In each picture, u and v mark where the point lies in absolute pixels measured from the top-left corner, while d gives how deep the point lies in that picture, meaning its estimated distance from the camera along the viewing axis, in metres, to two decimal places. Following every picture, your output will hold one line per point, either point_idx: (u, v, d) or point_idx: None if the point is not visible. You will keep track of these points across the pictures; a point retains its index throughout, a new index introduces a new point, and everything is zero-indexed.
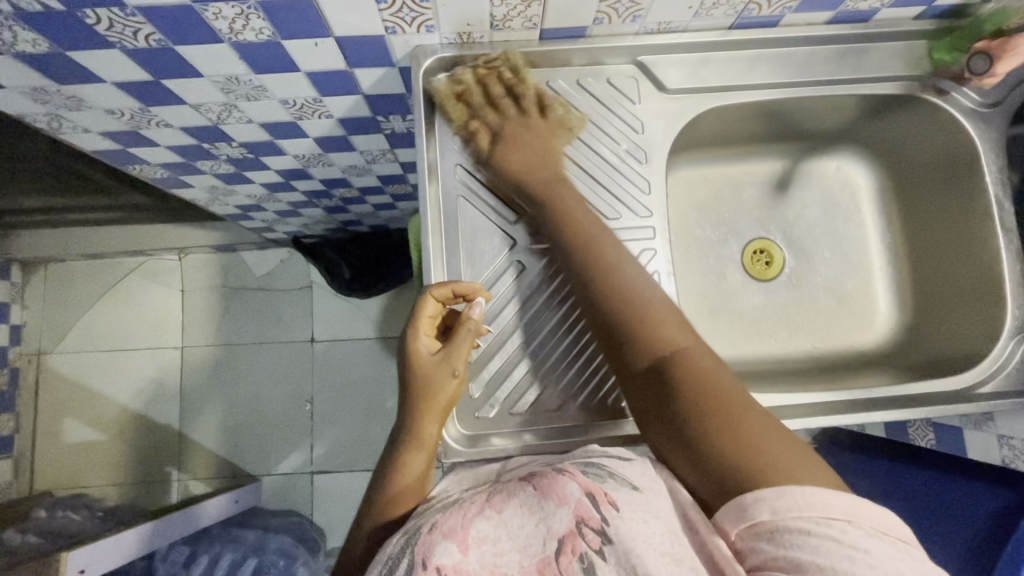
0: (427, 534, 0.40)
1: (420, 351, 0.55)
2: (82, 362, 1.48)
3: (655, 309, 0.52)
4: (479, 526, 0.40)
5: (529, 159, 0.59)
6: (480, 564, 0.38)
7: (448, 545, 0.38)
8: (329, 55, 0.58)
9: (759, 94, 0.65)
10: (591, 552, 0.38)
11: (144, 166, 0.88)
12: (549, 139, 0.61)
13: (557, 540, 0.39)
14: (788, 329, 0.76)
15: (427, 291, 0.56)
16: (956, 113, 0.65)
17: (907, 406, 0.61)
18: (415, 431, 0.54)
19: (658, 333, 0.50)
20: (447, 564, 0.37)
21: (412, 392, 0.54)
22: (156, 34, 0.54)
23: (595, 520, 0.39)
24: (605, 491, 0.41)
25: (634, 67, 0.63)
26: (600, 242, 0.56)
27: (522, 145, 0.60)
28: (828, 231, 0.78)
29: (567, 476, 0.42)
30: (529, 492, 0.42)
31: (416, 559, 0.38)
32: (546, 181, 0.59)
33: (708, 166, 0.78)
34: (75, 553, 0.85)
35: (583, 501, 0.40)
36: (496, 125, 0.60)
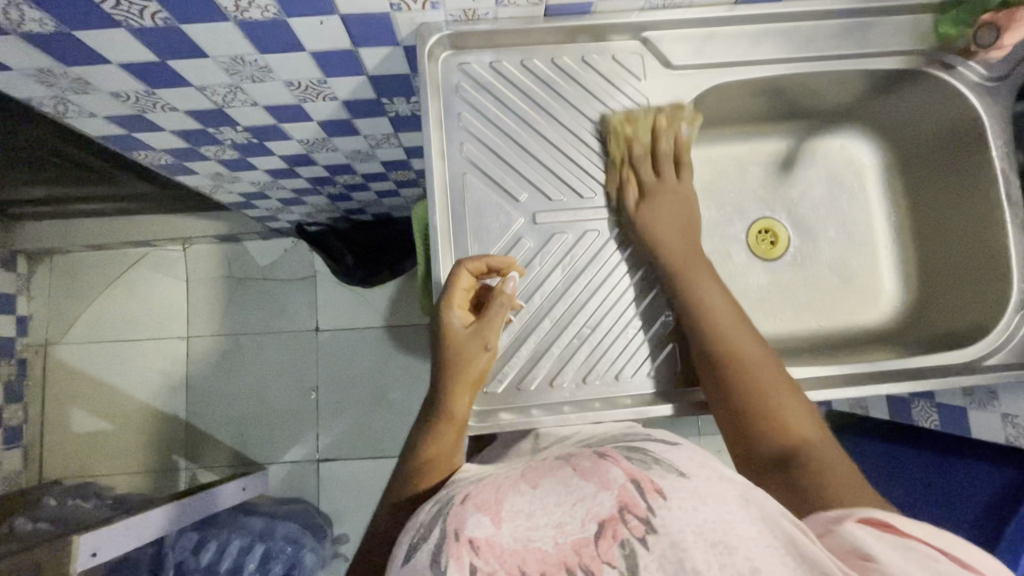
0: (461, 505, 0.42)
1: (455, 325, 0.56)
2: (89, 353, 1.49)
3: (786, 398, 0.53)
4: (514, 501, 0.40)
5: (668, 233, 0.60)
6: (513, 538, 0.38)
7: (481, 518, 0.39)
8: (334, 34, 0.58)
9: (764, 71, 0.65)
10: (633, 539, 0.36)
11: (150, 152, 0.89)
12: (687, 205, 0.63)
13: (596, 522, 0.37)
14: (793, 308, 0.76)
15: (460, 264, 0.57)
16: (962, 87, 0.65)
17: (913, 380, 0.61)
18: (448, 403, 0.55)
19: (787, 419, 0.51)
20: (479, 536, 0.38)
21: (446, 366, 0.55)
22: (162, 12, 0.54)
23: (639, 506, 0.37)
24: (652, 480, 0.39)
25: (639, 44, 0.63)
26: (737, 328, 0.57)
27: (666, 210, 0.61)
28: (832, 210, 0.78)
29: (611, 462, 0.42)
30: (568, 472, 0.42)
31: (449, 528, 0.40)
32: (682, 258, 0.60)
33: (712, 146, 0.78)
34: (88, 536, 0.86)
35: (626, 487, 0.38)
36: (644, 191, 0.62)
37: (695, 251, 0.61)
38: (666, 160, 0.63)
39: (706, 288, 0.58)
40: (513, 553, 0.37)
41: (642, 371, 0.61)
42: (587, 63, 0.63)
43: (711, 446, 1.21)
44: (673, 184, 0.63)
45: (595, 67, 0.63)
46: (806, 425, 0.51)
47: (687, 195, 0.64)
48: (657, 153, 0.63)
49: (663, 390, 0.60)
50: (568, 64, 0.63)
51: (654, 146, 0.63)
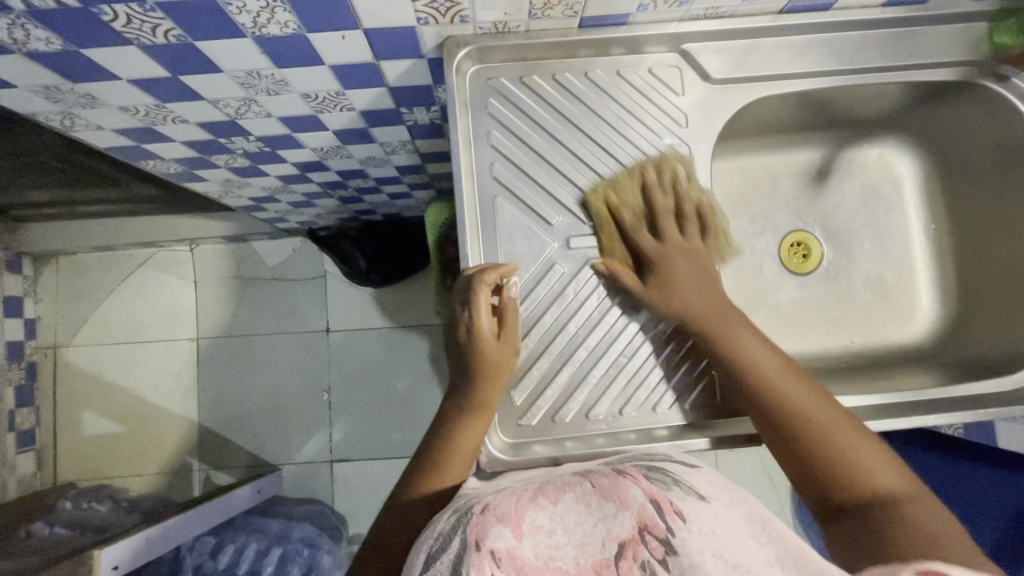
0: (480, 515, 0.40)
1: (481, 333, 0.55)
2: (97, 355, 1.47)
3: (862, 449, 0.50)
4: (534, 515, 0.39)
5: (685, 285, 0.57)
6: (535, 554, 0.37)
7: (502, 529, 0.38)
8: (357, 48, 0.55)
9: (803, 84, 0.61)
10: (652, 561, 0.36)
11: (158, 161, 0.85)
12: (705, 258, 0.60)
13: (616, 544, 0.37)
14: (826, 325, 0.74)
15: (477, 279, 0.54)
16: (1012, 98, 0.62)
17: (956, 408, 0.59)
18: (472, 404, 0.55)
19: (870, 474, 0.49)
20: (501, 548, 0.37)
21: (470, 373, 0.55)
22: (176, 29, 0.51)
23: (659, 528, 0.37)
24: (672, 500, 0.39)
25: (677, 56, 0.60)
26: (793, 379, 0.54)
27: (677, 268, 0.58)
28: (868, 222, 0.75)
29: (630, 479, 0.41)
30: (588, 488, 0.40)
31: (469, 539, 0.38)
32: (714, 311, 0.56)
33: (743, 157, 0.75)
34: (107, 551, 0.86)
35: (645, 507, 0.38)
36: (650, 252, 0.59)
37: (716, 294, 0.58)
38: (666, 218, 0.60)
39: (753, 347, 0.55)
40: (535, 571, 0.36)
41: (680, 401, 0.59)
42: (623, 77, 0.60)
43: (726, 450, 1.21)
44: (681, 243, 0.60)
45: (631, 81, 0.60)
46: (887, 475, 0.49)
47: (699, 247, 0.61)
48: (656, 212, 0.60)
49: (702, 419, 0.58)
50: (602, 78, 0.60)
51: (652, 207, 0.60)
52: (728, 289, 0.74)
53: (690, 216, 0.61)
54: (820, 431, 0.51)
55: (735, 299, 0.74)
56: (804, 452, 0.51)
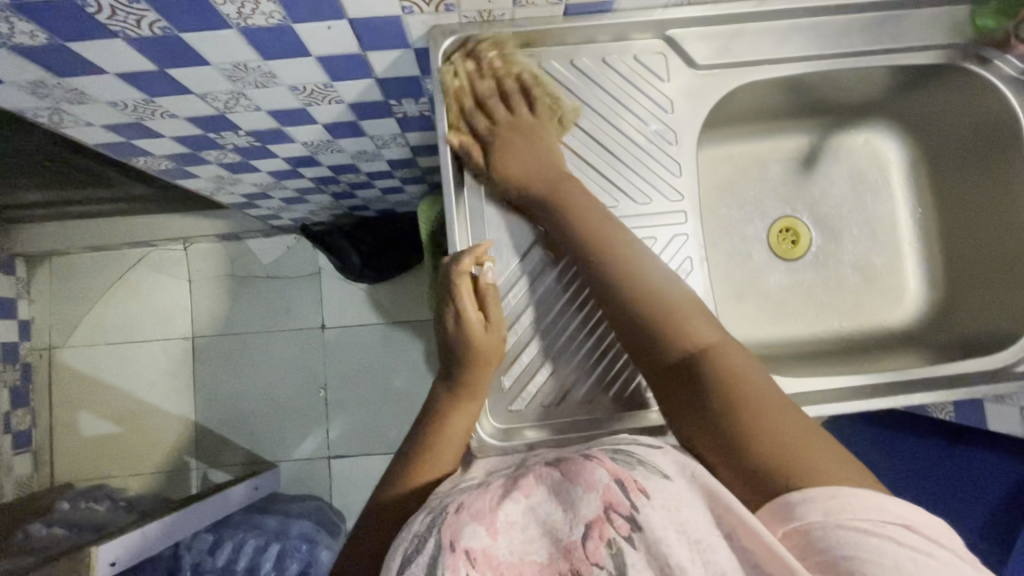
0: (454, 515, 0.42)
1: (468, 321, 0.55)
2: (93, 355, 1.47)
3: (687, 306, 0.53)
4: (507, 510, 0.41)
5: (524, 165, 0.57)
6: (509, 551, 0.39)
7: (477, 528, 0.40)
8: (343, 39, 0.55)
9: (789, 69, 0.62)
10: (619, 537, 0.39)
11: (148, 157, 0.85)
12: (539, 133, 0.59)
13: (584, 525, 0.39)
14: (815, 309, 0.75)
15: (455, 270, 0.55)
16: (996, 81, 0.62)
17: (942, 388, 0.60)
18: (462, 391, 0.55)
19: (692, 329, 0.51)
20: (476, 548, 0.39)
21: (460, 361, 0.55)
22: (160, 22, 0.51)
23: (623, 505, 0.40)
24: (635, 478, 0.41)
25: (662, 42, 0.60)
26: (621, 244, 0.55)
27: (517, 147, 0.58)
28: (855, 207, 0.76)
29: (595, 463, 0.43)
30: (556, 477, 0.43)
31: (445, 541, 0.40)
32: (551, 181, 0.57)
33: (732, 144, 0.75)
34: (103, 548, 0.86)
35: (610, 487, 0.41)
36: (489, 134, 0.58)
37: (557, 170, 0.57)
38: (495, 99, 0.59)
39: (586, 213, 0.56)
40: (510, 565, 0.39)
41: None
42: (608, 63, 0.60)
43: None
44: (524, 119, 0.59)
45: (616, 67, 0.60)
46: (710, 330, 0.51)
47: (535, 121, 0.59)
48: (483, 97, 0.59)
49: None
50: (588, 65, 0.60)
51: (482, 92, 0.59)
52: (718, 275, 0.74)
53: (518, 92, 0.59)
54: (652, 296, 0.53)
55: (725, 285, 0.74)
56: (644, 322, 0.53)
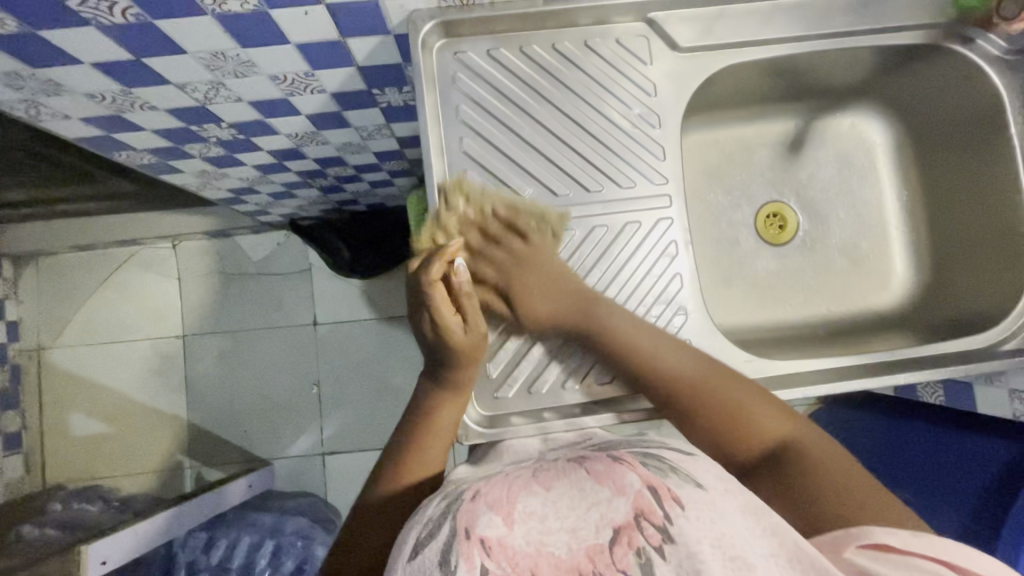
0: (470, 502, 0.35)
1: (444, 321, 0.53)
2: (82, 355, 1.46)
3: (749, 401, 0.53)
4: (526, 501, 0.34)
5: (544, 298, 0.57)
6: (527, 542, 0.32)
7: (493, 516, 0.33)
8: (321, 25, 0.55)
9: (773, 51, 0.61)
10: (649, 549, 0.32)
11: (130, 152, 0.84)
12: (541, 258, 0.58)
13: (610, 530, 0.32)
14: (803, 294, 0.74)
15: (424, 282, 0.53)
16: (978, 60, 0.62)
17: (930, 368, 0.60)
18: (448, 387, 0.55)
19: (762, 426, 0.51)
20: (491, 537, 0.33)
21: (445, 359, 0.54)
22: (133, 8, 0.50)
23: (655, 515, 0.33)
24: (671, 486, 0.34)
25: (644, 25, 0.60)
26: (674, 347, 0.55)
27: (529, 280, 0.57)
28: (842, 191, 0.76)
29: (625, 465, 0.36)
30: (583, 474, 0.36)
31: (459, 527, 0.34)
32: (582, 299, 0.56)
33: (718, 129, 0.75)
34: (95, 545, 0.85)
35: (642, 493, 0.33)
36: (499, 282, 0.58)
37: (573, 287, 0.57)
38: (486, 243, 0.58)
39: (625, 323, 0.56)
40: (526, 560, 0.32)
41: None
42: (590, 47, 0.60)
43: None
44: (528, 249, 0.58)
45: (599, 51, 0.60)
46: (777, 420, 0.52)
47: (529, 249, 0.58)
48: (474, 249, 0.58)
49: None
50: (570, 49, 0.59)
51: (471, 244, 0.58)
52: (705, 261, 0.74)
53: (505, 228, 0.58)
54: (717, 399, 0.53)
55: (712, 271, 0.74)
56: (710, 421, 0.52)
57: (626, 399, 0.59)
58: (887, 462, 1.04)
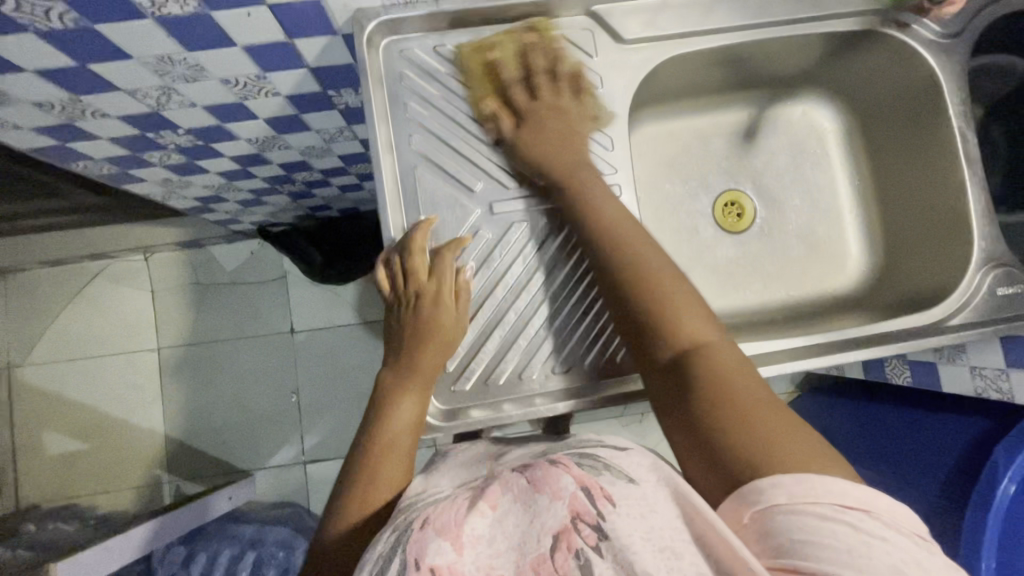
0: (418, 531, 0.37)
1: (443, 301, 0.55)
2: (54, 373, 1.43)
3: (685, 307, 0.50)
4: (474, 522, 0.37)
5: (552, 148, 0.58)
6: (476, 566, 0.35)
7: (443, 543, 0.36)
8: (266, 26, 0.55)
9: (717, 40, 0.63)
10: (587, 548, 0.35)
11: (88, 162, 0.84)
12: (575, 123, 0.60)
13: (553, 536, 0.36)
14: (763, 280, 0.76)
15: (444, 255, 0.56)
16: (917, 45, 0.64)
17: (882, 344, 0.61)
18: (420, 376, 0.54)
19: (684, 323, 0.50)
20: (442, 565, 0.35)
21: (428, 342, 0.54)
22: (70, 13, 0.50)
23: (590, 514, 0.36)
24: (602, 485, 0.38)
25: (588, 19, 0.61)
26: (620, 224, 0.55)
27: (545, 125, 0.58)
28: (796, 177, 0.77)
29: (561, 469, 0.39)
30: (523, 484, 0.39)
31: (409, 559, 0.36)
32: (575, 172, 0.57)
33: (673, 121, 0.76)
34: (64, 564, 0.81)
35: (577, 495, 0.37)
36: (524, 108, 0.59)
37: (583, 158, 0.58)
38: (539, 78, 0.59)
39: (587, 188, 0.56)
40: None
41: (615, 357, 0.59)
42: (536, 42, 0.60)
43: None
44: (547, 102, 0.59)
45: (545, 46, 0.60)
46: (707, 330, 0.49)
47: (571, 107, 0.60)
48: (530, 72, 0.59)
49: (623, 369, 0.59)
50: (517, 45, 0.60)
51: (525, 68, 0.59)
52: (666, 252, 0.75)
53: (563, 79, 0.60)
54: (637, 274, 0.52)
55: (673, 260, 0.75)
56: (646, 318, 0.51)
57: (585, 388, 0.59)
58: (860, 446, 1.05)
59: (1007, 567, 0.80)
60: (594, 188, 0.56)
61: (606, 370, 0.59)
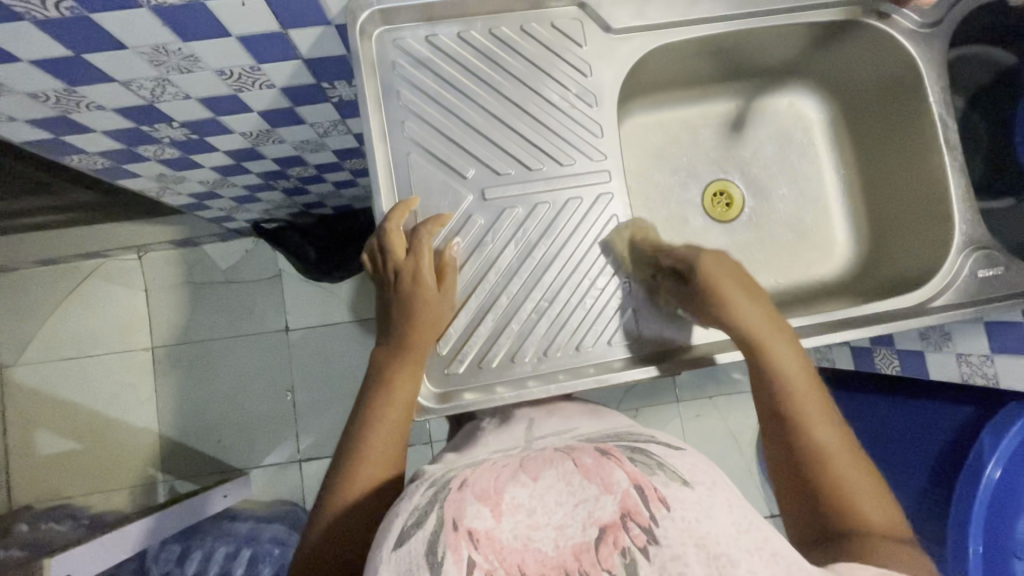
0: (458, 492, 0.37)
1: (423, 278, 0.55)
2: (47, 373, 1.43)
3: (864, 487, 0.49)
4: (514, 492, 0.36)
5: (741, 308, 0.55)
6: (514, 535, 0.34)
7: (482, 508, 0.35)
8: (259, 15, 0.56)
9: (703, 30, 0.64)
10: (634, 549, 0.34)
11: (83, 155, 0.84)
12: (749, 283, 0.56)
13: (597, 528, 0.34)
14: (752, 268, 0.77)
15: (424, 230, 0.56)
16: (897, 35, 0.65)
17: (867, 326, 0.62)
18: (407, 357, 0.55)
19: (865, 504, 0.48)
20: (479, 529, 0.34)
21: (411, 319, 0.54)
22: (67, 2, 0.51)
23: (642, 516, 0.35)
24: (657, 487, 0.37)
25: (577, 10, 0.62)
26: (812, 399, 0.53)
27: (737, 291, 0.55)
28: (784, 167, 0.79)
29: (614, 463, 0.38)
30: (569, 467, 0.38)
31: (446, 518, 0.35)
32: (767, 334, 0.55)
33: (661, 112, 0.77)
34: (60, 558, 0.80)
35: (629, 493, 0.35)
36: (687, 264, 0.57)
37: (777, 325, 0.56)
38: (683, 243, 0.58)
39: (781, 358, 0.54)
40: (513, 552, 0.34)
41: (604, 339, 0.60)
42: (527, 32, 0.61)
43: (689, 413, 1.28)
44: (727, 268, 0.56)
45: (535, 36, 0.62)
46: (886, 516, 0.48)
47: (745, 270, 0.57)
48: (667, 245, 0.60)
49: (610, 350, 0.60)
50: (507, 34, 0.61)
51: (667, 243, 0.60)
52: None
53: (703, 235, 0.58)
54: (821, 446, 0.51)
55: None
56: (824, 482, 0.50)
57: (579, 371, 0.59)
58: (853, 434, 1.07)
59: (997, 550, 0.81)
60: (789, 358, 0.54)
61: (595, 352, 0.60)
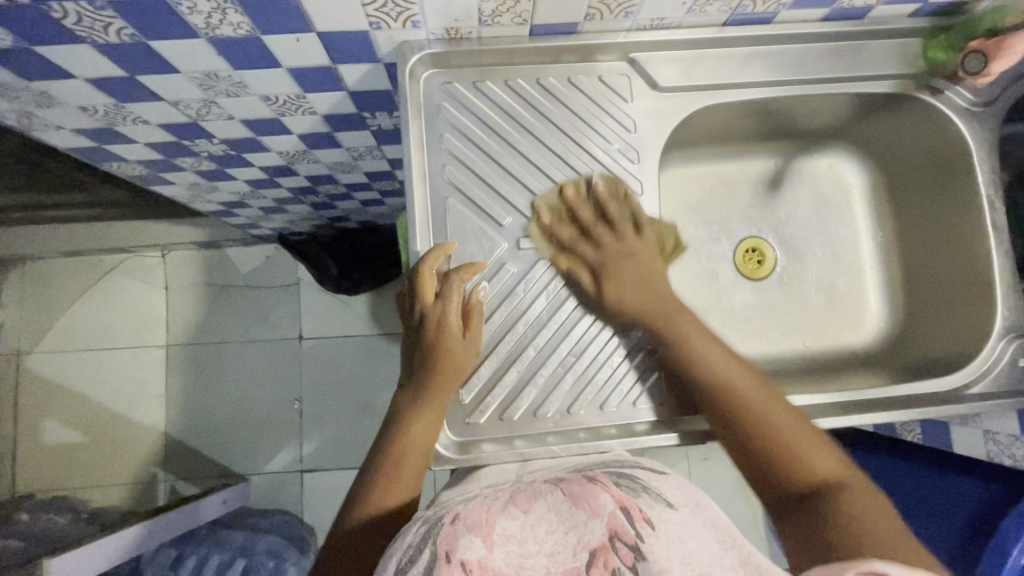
0: (450, 525, 0.36)
1: (450, 326, 0.55)
2: (62, 362, 1.44)
3: (803, 438, 0.50)
4: (506, 524, 0.35)
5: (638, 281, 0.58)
6: (506, 564, 0.33)
7: (473, 539, 0.34)
8: (312, 51, 0.56)
9: (750, 94, 0.64)
10: (623, 569, 0.33)
11: (122, 162, 0.85)
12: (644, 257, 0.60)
13: (587, 552, 0.34)
14: (781, 329, 0.75)
15: (455, 276, 0.56)
16: (946, 109, 0.65)
17: (900, 408, 0.60)
18: (430, 404, 0.54)
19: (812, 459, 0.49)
20: (472, 560, 0.33)
21: (436, 366, 0.54)
22: (128, 29, 0.52)
23: (628, 535, 0.35)
24: (642, 507, 0.37)
25: (626, 65, 0.62)
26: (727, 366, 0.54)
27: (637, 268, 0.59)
28: (819, 228, 0.78)
29: (600, 487, 0.38)
30: (559, 496, 0.38)
31: (439, 552, 0.34)
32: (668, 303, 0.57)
33: (699, 165, 0.77)
34: (58, 561, 0.81)
35: (616, 514, 0.35)
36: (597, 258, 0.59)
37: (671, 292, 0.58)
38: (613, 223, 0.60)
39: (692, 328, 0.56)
40: None
41: (629, 401, 0.59)
42: (573, 83, 0.62)
43: (698, 457, 1.25)
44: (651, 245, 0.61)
45: (581, 88, 0.62)
46: (834, 463, 0.49)
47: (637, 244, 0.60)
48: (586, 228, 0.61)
49: (636, 411, 0.59)
50: (553, 84, 0.61)
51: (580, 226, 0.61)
52: (684, 293, 0.75)
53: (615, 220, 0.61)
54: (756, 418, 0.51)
55: (690, 304, 0.75)
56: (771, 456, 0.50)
57: (600, 431, 0.58)
58: None
59: None
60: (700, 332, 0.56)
61: (618, 412, 0.59)
